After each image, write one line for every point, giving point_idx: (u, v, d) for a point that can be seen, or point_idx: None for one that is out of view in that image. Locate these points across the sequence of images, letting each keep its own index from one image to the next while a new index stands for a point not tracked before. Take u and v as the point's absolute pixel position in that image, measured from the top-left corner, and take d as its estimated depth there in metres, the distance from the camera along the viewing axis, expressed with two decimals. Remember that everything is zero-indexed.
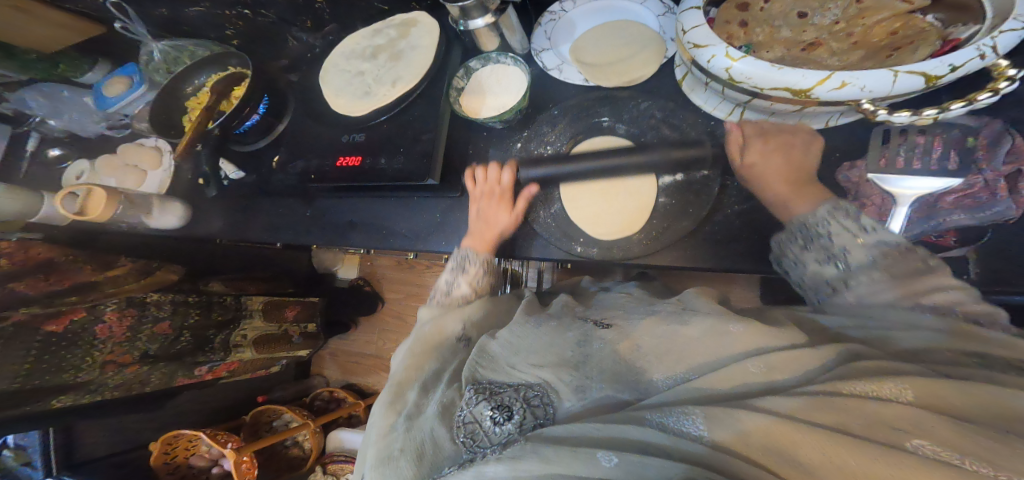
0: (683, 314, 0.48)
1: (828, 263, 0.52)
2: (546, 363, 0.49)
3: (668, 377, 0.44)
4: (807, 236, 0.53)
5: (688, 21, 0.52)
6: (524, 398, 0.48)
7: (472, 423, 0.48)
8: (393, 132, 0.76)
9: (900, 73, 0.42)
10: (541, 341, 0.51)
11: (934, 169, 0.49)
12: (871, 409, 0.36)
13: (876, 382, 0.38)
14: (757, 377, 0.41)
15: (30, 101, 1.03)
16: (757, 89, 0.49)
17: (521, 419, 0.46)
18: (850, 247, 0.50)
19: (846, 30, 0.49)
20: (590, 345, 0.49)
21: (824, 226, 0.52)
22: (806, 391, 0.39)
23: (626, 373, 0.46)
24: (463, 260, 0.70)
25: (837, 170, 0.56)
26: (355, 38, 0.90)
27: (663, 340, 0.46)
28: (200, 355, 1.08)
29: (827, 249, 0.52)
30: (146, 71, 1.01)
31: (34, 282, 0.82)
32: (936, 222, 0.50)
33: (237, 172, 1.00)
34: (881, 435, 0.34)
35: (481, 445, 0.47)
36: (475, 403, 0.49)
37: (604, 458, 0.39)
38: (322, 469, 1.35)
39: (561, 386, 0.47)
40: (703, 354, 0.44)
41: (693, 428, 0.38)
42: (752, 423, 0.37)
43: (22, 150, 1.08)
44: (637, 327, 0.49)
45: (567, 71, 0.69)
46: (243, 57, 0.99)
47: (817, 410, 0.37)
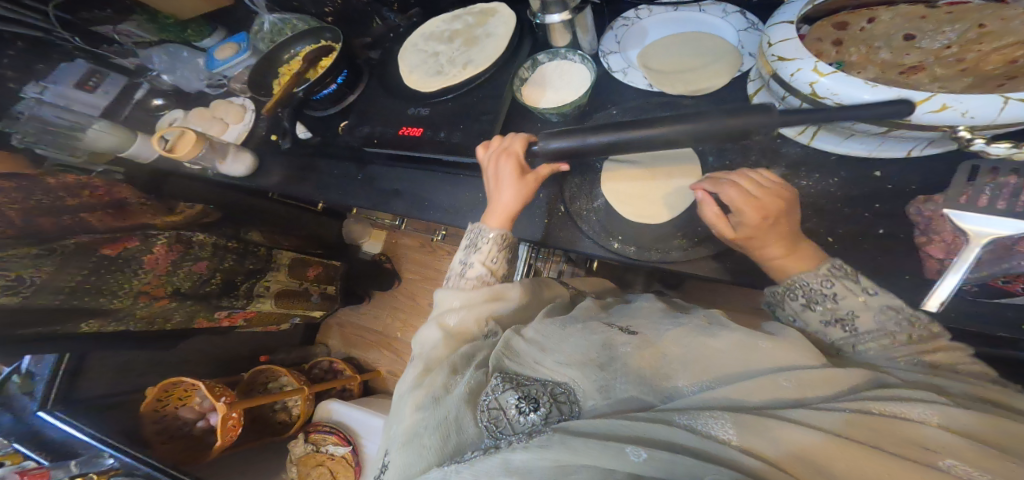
0: (711, 328, 0.43)
1: (834, 324, 0.46)
2: (571, 359, 0.44)
3: (692, 384, 0.40)
4: (809, 295, 0.48)
5: (776, 35, 0.51)
6: (551, 394, 0.43)
7: (496, 410, 0.43)
8: (457, 109, 0.79)
9: (1010, 100, 0.39)
10: (572, 340, 0.46)
11: (1015, 210, 0.42)
12: (911, 432, 0.33)
13: (906, 406, 0.35)
14: (788, 393, 0.37)
15: (154, 58, 1.15)
16: (841, 107, 0.47)
17: (547, 412, 0.42)
18: (858, 310, 0.45)
19: (957, 55, 0.46)
20: (616, 347, 0.44)
21: (828, 285, 0.47)
22: (844, 408, 0.35)
23: (651, 381, 0.41)
24: (478, 236, 0.62)
25: (910, 203, 0.51)
26: (436, 24, 0.95)
27: (691, 350, 0.41)
28: (225, 299, 1.09)
29: (833, 310, 0.46)
30: (253, 40, 1.15)
31: (102, 215, 0.86)
32: (1006, 265, 0.44)
33: (307, 134, 1.03)
34: (910, 452, 0.31)
35: (504, 433, 0.42)
36: (499, 389, 0.44)
37: (633, 453, 0.34)
38: (303, 437, 1.28)
39: (587, 385, 0.42)
40: (732, 367, 0.40)
41: (721, 431, 0.34)
42: (801, 438, 0.32)
43: (130, 98, 1.13)
44: (662, 334, 0.44)
45: (631, 75, 0.69)
46: (335, 31, 1.05)
47: (852, 428, 0.33)
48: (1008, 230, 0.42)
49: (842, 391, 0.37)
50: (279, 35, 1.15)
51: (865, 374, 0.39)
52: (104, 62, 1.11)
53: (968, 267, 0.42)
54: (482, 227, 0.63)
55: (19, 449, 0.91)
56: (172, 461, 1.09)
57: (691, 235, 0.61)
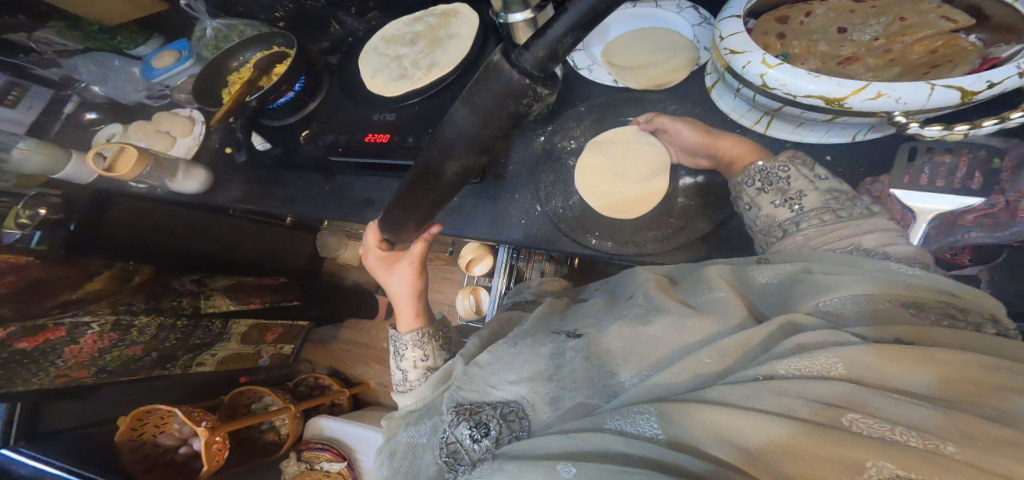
0: (648, 314, 0.44)
1: (783, 204, 0.50)
2: (521, 376, 0.46)
3: (634, 375, 0.41)
4: (763, 182, 0.52)
5: (727, 29, 0.53)
6: (501, 415, 0.45)
7: (454, 443, 0.46)
8: (424, 114, 0.78)
9: (936, 86, 0.43)
10: (518, 358, 0.48)
11: (956, 186, 0.47)
12: (826, 387, 0.31)
13: (814, 357, 0.33)
14: (711, 368, 0.37)
15: (81, 67, 1.06)
16: (790, 97, 0.50)
17: (497, 435, 0.43)
18: (806, 191, 0.49)
19: (885, 46, 0.49)
20: (563, 356, 0.45)
21: (781, 170, 0.51)
22: (775, 374, 0.34)
23: (601, 382, 0.41)
24: (399, 344, 0.67)
25: (861, 184, 0.55)
26: (396, 27, 0.93)
27: (628, 343, 0.42)
28: (158, 370, 1.10)
29: (785, 191, 0.50)
30: (195, 47, 1.08)
31: (17, 304, 0.80)
32: (953, 239, 0.49)
33: (265, 144, 1.00)
34: (821, 414, 0.30)
35: (462, 465, 0.44)
36: (456, 425, 0.47)
37: (564, 469, 0.35)
38: (295, 455, 1.28)
39: (537, 399, 0.44)
40: (668, 348, 0.41)
41: (648, 427, 0.34)
42: (764, 435, 0.30)
43: (58, 112, 1.07)
44: (606, 331, 0.45)
45: (597, 71, 0.70)
46: (288, 36, 1.02)
47: (773, 397, 0.32)
48: (949, 205, 0.48)
49: (762, 347, 0.37)
50: (225, 42, 1.07)
51: (784, 321, 0.38)
52: (26, 73, 1.02)
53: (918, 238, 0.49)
54: (397, 336, 0.67)
55: None
56: None
57: (665, 227, 0.64)
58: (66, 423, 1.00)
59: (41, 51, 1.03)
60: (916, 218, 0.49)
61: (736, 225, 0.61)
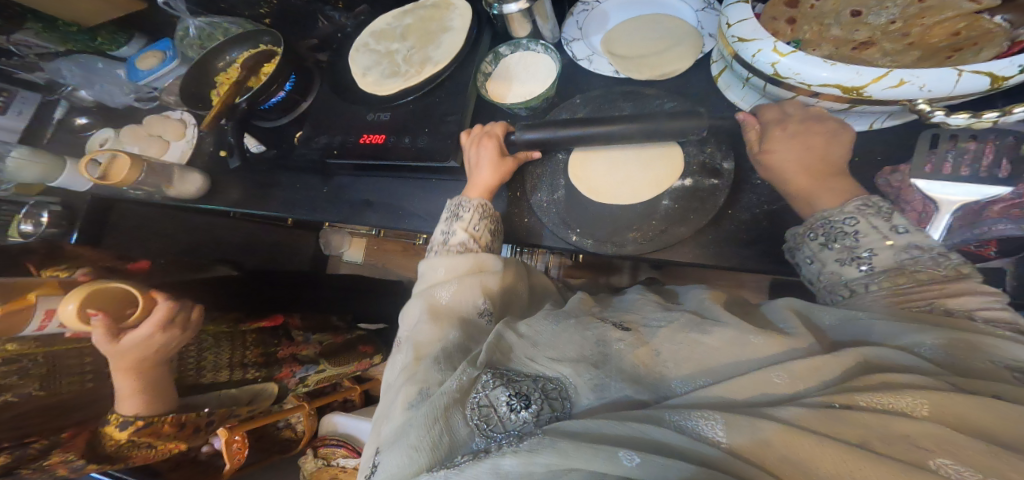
0: (704, 323, 0.46)
1: (850, 263, 0.48)
2: (567, 356, 0.47)
3: (686, 382, 0.43)
4: (829, 232, 0.50)
5: (734, 15, 0.50)
6: (542, 389, 0.45)
7: (486, 407, 0.45)
8: (417, 114, 0.76)
9: (964, 72, 0.40)
10: (568, 340, 0.48)
11: (983, 175, 0.46)
12: (896, 429, 0.34)
13: (893, 395, 0.35)
14: (779, 387, 0.39)
15: (65, 71, 1.04)
16: (804, 86, 0.47)
17: (538, 410, 0.44)
18: (877, 249, 0.47)
19: (903, 30, 0.47)
20: (608, 345, 0.46)
21: (852, 222, 0.48)
22: (837, 403, 0.36)
23: (644, 376, 0.44)
24: (460, 206, 0.66)
25: (877, 173, 0.54)
26: (386, 22, 0.91)
27: (682, 347, 0.44)
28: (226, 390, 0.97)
29: (850, 249, 0.48)
30: (180, 46, 1.05)
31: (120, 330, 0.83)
32: (978, 231, 0.49)
33: (258, 146, 0.98)
34: (901, 452, 0.32)
35: (495, 431, 0.44)
36: (492, 387, 0.46)
37: (625, 458, 0.36)
38: (312, 452, 1.34)
39: (579, 382, 0.45)
40: (724, 360, 0.42)
41: (712, 432, 0.36)
42: (768, 428, 0.35)
43: (50, 117, 1.10)
44: (655, 333, 0.46)
45: (597, 62, 0.69)
46: (274, 33, 0.99)
47: (835, 422, 0.34)
48: (975, 197, 0.47)
49: (838, 375, 0.39)
50: (210, 40, 1.06)
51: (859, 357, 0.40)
52: (10, 77, 1.05)
53: (940, 231, 0.49)
54: (461, 197, 0.67)
55: None
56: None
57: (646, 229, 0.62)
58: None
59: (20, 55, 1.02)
60: (939, 210, 0.48)
61: (747, 219, 0.60)
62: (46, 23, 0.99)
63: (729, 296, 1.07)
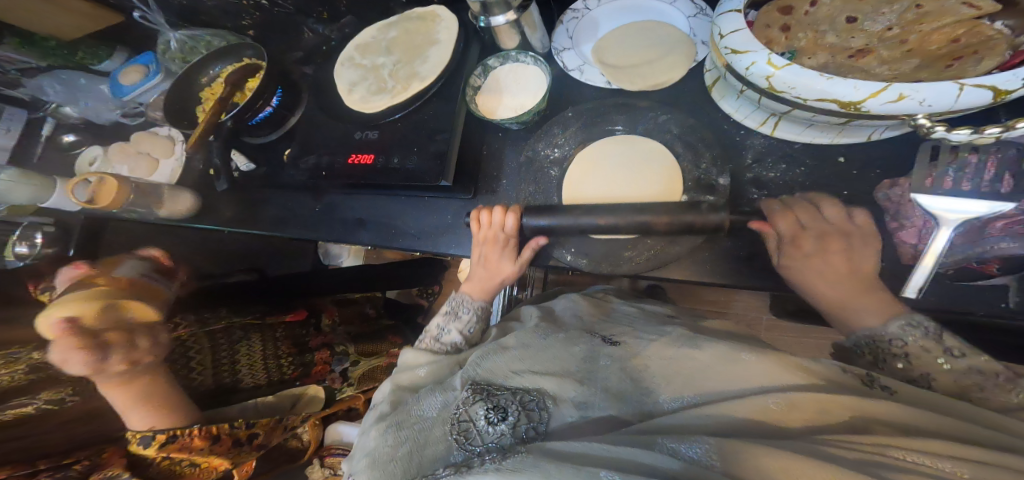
0: (694, 339, 0.47)
1: (849, 294, 0.50)
2: (550, 370, 0.47)
3: (671, 398, 0.42)
4: (877, 352, 0.50)
5: (727, 25, 0.49)
6: (521, 403, 0.45)
7: (467, 421, 0.46)
8: (407, 131, 0.74)
9: (966, 87, 0.39)
10: (552, 353, 0.49)
11: (984, 190, 0.46)
12: (904, 466, 0.33)
13: (900, 435, 0.35)
14: (776, 414, 0.38)
15: (48, 87, 1.03)
16: (800, 100, 0.46)
17: (515, 421, 0.44)
18: (877, 276, 0.49)
19: (900, 37, 0.46)
20: (596, 363, 0.47)
21: (899, 345, 0.49)
22: (835, 441, 0.35)
23: (631, 396, 0.44)
24: (459, 305, 0.69)
25: (876, 187, 0.55)
26: (371, 34, 0.89)
27: (673, 362, 0.44)
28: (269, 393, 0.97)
29: (848, 280, 0.50)
30: (163, 60, 1.02)
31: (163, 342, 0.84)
32: (980, 248, 0.48)
33: (248, 164, 0.95)
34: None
35: (474, 444, 0.44)
36: (473, 402, 0.46)
37: (607, 478, 0.35)
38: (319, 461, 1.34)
39: (562, 398, 0.44)
40: (719, 385, 0.42)
41: (703, 456, 0.35)
42: (778, 460, 0.33)
43: (37, 135, 1.05)
44: (646, 349, 0.47)
45: (588, 72, 0.67)
46: (257, 48, 0.97)
47: (833, 453, 0.34)
48: (977, 212, 0.46)
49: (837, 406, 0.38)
50: (193, 54, 1.03)
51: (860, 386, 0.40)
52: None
53: (942, 245, 0.48)
54: (463, 297, 0.70)
55: None
56: None
57: (642, 247, 0.61)
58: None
59: (4, 71, 1.00)
60: (939, 226, 0.48)
61: (745, 234, 0.59)
62: (21, 37, 0.96)
63: (728, 299, 1.06)
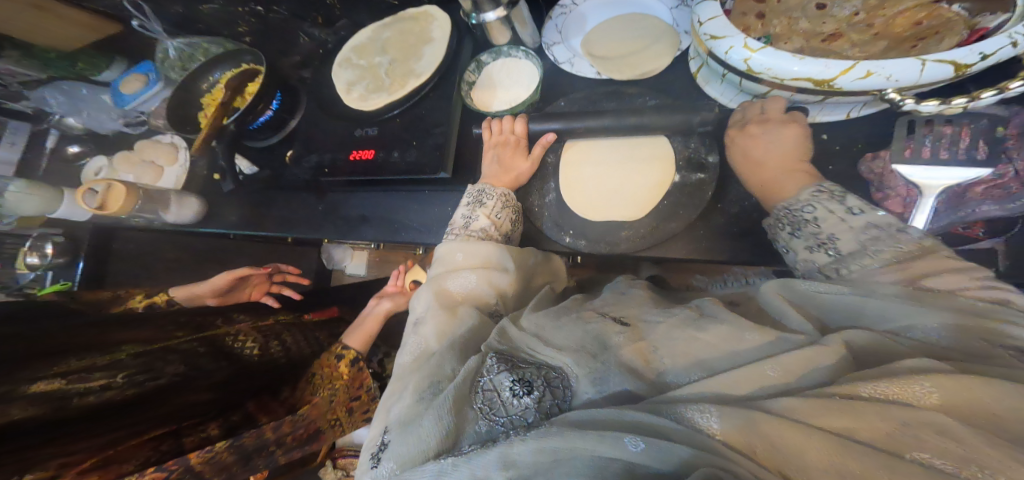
0: (700, 320, 0.46)
1: (818, 250, 0.51)
2: (567, 345, 0.48)
3: (681, 374, 0.43)
4: (810, 237, 0.52)
5: (704, 13, 0.51)
6: (545, 378, 0.47)
7: (490, 392, 0.47)
8: (406, 127, 0.77)
9: (928, 62, 0.41)
10: (569, 330, 0.49)
11: (962, 158, 0.48)
12: (898, 418, 0.33)
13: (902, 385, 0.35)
14: (774, 380, 0.39)
15: (50, 98, 1.06)
16: (777, 80, 0.48)
17: (540, 396, 0.45)
18: (838, 233, 0.50)
19: (867, 21, 0.50)
20: (610, 334, 0.48)
21: (825, 220, 0.51)
22: (841, 394, 0.36)
23: (642, 369, 0.44)
24: (483, 193, 0.67)
25: (859, 161, 0.57)
26: (366, 35, 0.92)
27: (678, 342, 0.45)
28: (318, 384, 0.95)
29: (816, 236, 0.51)
30: (162, 69, 1.05)
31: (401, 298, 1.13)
32: (962, 213, 0.52)
33: (252, 168, 0.99)
34: (891, 442, 0.32)
35: (498, 415, 0.46)
36: (496, 372, 0.48)
37: (631, 443, 0.36)
38: (332, 462, 1.30)
39: (580, 372, 0.45)
40: (721, 355, 0.43)
41: (706, 421, 0.36)
42: (791, 427, 0.34)
43: (43, 147, 1.10)
44: (655, 329, 0.47)
45: (578, 64, 0.70)
46: (256, 52, 1.00)
47: (821, 411, 0.34)
48: (955, 179, 0.48)
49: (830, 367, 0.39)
50: (191, 61, 1.06)
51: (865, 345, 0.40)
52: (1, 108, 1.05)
53: (926, 214, 0.50)
54: (485, 186, 0.68)
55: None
56: None
57: (638, 227, 0.64)
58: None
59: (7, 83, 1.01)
60: (923, 194, 0.50)
61: (735, 211, 0.61)
62: (23, 51, 0.96)
63: None
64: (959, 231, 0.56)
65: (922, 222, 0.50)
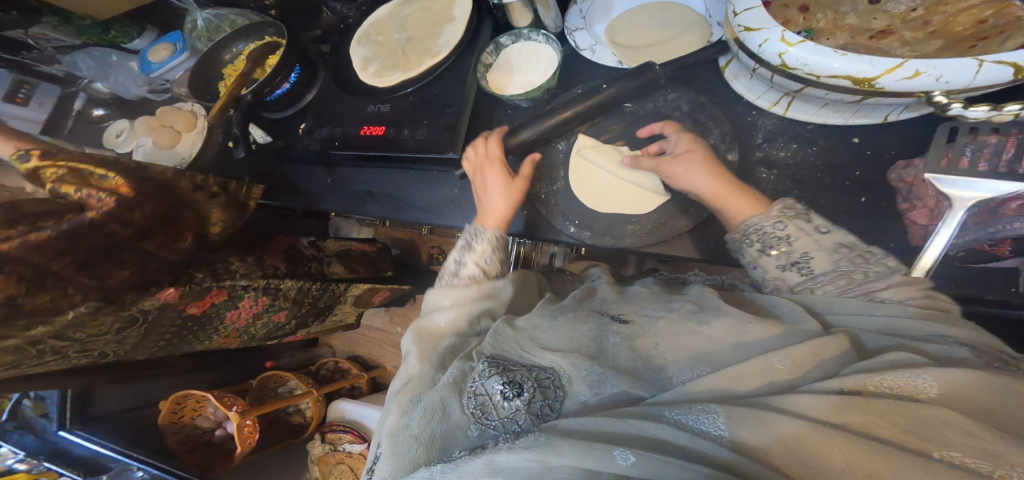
0: (702, 313, 0.45)
1: (792, 267, 0.49)
2: (563, 347, 0.45)
3: (683, 371, 0.41)
4: (762, 241, 0.51)
5: (741, 3, 0.49)
6: (536, 379, 0.45)
7: (482, 395, 0.45)
8: (419, 105, 0.76)
9: (986, 62, 0.39)
10: (563, 331, 0.47)
11: (1002, 172, 0.45)
12: (918, 414, 0.31)
13: (903, 378, 0.34)
14: (784, 374, 0.37)
15: (82, 64, 1.01)
16: (813, 77, 0.46)
17: (530, 398, 0.43)
18: (812, 252, 0.49)
19: (925, 18, 0.47)
20: (606, 339, 0.45)
21: (779, 229, 0.51)
22: (844, 387, 0.34)
23: (642, 371, 0.42)
24: (473, 237, 0.64)
25: (889, 169, 0.54)
26: (387, 10, 0.90)
27: (679, 336, 0.43)
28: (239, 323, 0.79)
29: (789, 254, 0.50)
30: (189, 38, 1.04)
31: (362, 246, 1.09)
32: (993, 229, 0.48)
33: (265, 136, 0.96)
34: (911, 441, 0.30)
35: (490, 418, 0.44)
36: (486, 376, 0.45)
37: (621, 457, 0.34)
38: (320, 437, 1.27)
39: (576, 375, 0.43)
40: (728, 353, 0.41)
41: (713, 427, 0.34)
42: (792, 428, 0.32)
43: (70, 108, 1.00)
44: (654, 325, 0.45)
45: (599, 52, 0.68)
46: (278, 25, 0.98)
47: (847, 410, 0.33)
48: (988, 193, 0.45)
49: (837, 358, 0.38)
50: (217, 32, 1.04)
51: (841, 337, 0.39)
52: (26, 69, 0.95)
53: (953, 229, 0.46)
54: (478, 227, 0.65)
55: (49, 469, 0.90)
56: (198, 468, 1.05)
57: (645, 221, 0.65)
58: (113, 406, 0.98)
59: (39, 48, 0.97)
60: (952, 207, 0.46)
61: None
62: (60, 16, 0.96)
63: None
64: (983, 247, 0.51)
65: (943, 244, 0.46)
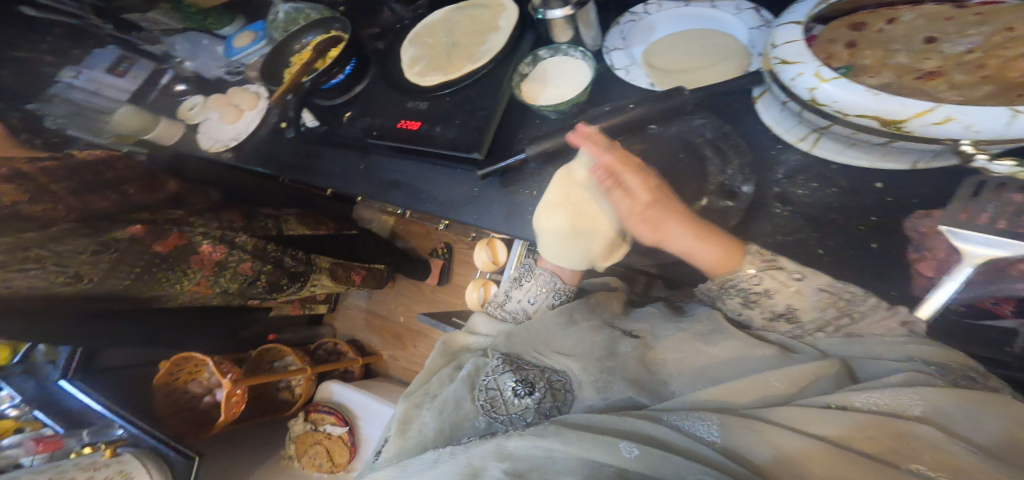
0: (711, 334, 0.48)
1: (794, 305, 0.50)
2: (573, 352, 0.50)
3: (684, 385, 0.44)
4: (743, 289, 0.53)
5: (783, 36, 0.50)
6: (547, 380, 0.49)
7: (494, 390, 0.49)
8: (454, 105, 0.80)
9: (1021, 114, 0.37)
10: (576, 340, 0.52)
11: (1009, 230, 0.46)
12: (908, 430, 0.34)
13: (891, 399, 0.37)
14: (778, 391, 0.40)
15: (177, 45, 1.15)
16: (841, 115, 0.46)
17: (541, 397, 0.47)
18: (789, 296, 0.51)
19: (979, 61, 0.46)
20: (616, 348, 0.49)
21: (758, 282, 0.52)
22: (834, 405, 0.37)
23: (646, 381, 0.46)
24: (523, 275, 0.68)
25: (907, 216, 0.52)
26: (439, 16, 0.97)
27: (685, 353, 0.47)
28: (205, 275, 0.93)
29: (773, 306, 0.51)
30: (269, 28, 1.13)
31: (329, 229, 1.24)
32: (996, 285, 0.48)
33: (314, 121, 1.00)
34: (892, 455, 0.32)
35: (500, 413, 0.48)
36: (501, 373, 0.50)
37: (625, 449, 0.37)
38: (302, 415, 1.30)
39: (584, 380, 0.47)
40: (727, 370, 0.44)
41: (707, 432, 0.37)
42: (795, 446, 0.34)
43: (156, 82, 1.14)
44: (664, 341, 0.49)
45: (634, 72, 0.69)
46: (344, 21, 1.06)
47: (828, 422, 0.35)
48: (997, 250, 0.46)
49: (830, 387, 0.40)
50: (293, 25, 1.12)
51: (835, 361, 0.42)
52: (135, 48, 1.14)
53: (959, 283, 0.47)
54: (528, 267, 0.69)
55: (36, 418, 0.92)
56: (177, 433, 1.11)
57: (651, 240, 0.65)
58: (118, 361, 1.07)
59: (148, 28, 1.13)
60: (963, 260, 0.47)
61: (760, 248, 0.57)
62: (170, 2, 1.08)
63: None
64: (987, 304, 0.49)
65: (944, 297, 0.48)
